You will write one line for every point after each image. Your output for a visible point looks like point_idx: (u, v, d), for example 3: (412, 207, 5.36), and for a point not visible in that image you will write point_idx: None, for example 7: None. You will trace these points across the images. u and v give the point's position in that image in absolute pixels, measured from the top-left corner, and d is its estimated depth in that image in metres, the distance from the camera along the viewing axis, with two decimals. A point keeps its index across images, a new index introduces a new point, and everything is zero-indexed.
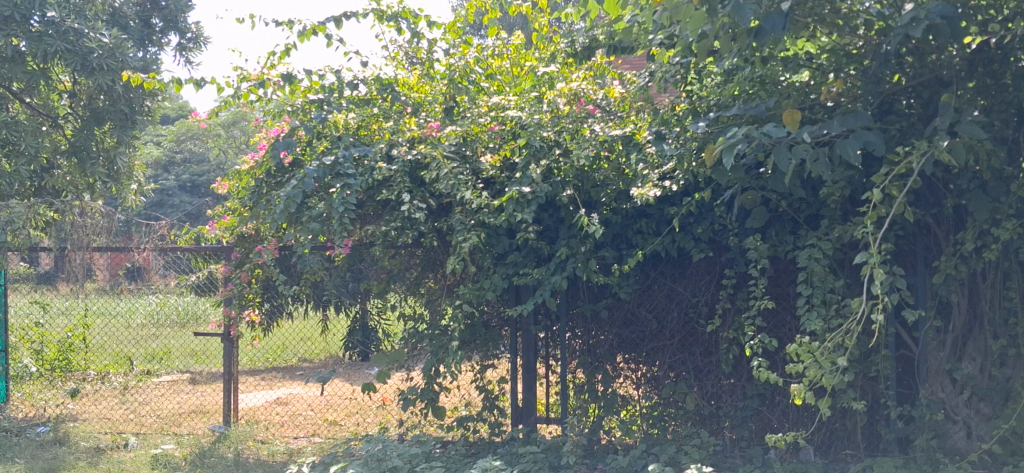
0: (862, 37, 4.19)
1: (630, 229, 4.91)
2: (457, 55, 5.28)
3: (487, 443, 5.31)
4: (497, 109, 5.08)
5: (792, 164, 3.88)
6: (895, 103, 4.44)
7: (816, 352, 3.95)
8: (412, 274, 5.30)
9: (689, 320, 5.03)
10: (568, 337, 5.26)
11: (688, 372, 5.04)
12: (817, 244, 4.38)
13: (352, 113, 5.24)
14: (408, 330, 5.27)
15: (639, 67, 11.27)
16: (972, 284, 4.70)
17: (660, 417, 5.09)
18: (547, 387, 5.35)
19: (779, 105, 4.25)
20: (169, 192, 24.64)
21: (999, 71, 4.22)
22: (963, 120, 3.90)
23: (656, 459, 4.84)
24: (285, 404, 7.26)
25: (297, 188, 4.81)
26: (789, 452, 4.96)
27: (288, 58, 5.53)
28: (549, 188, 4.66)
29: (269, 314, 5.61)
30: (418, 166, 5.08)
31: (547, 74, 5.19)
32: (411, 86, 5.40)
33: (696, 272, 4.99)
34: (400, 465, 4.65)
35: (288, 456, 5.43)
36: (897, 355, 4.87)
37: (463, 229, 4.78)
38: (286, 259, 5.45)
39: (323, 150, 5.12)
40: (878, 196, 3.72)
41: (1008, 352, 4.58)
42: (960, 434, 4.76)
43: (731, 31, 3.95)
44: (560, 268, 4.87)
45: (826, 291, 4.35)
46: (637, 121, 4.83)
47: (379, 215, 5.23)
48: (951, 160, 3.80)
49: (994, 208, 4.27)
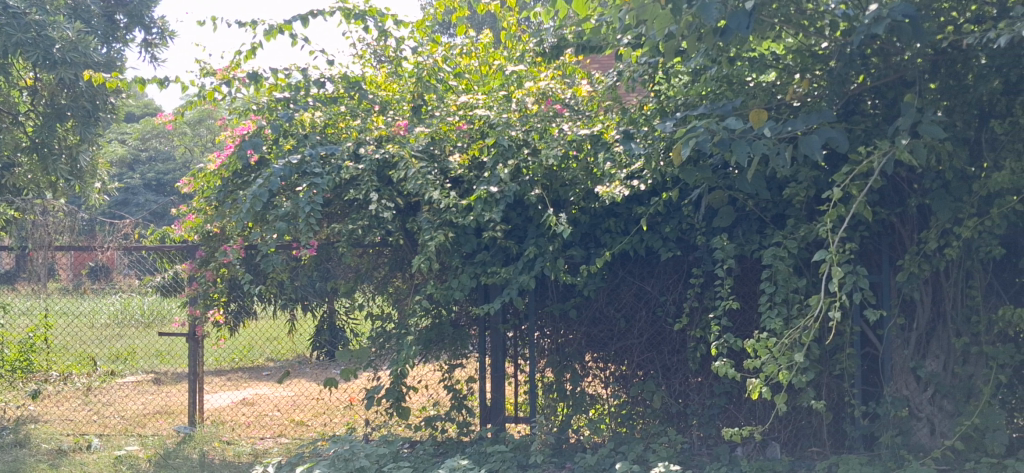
0: (828, 38, 4.25)
1: (599, 229, 4.92)
2: (425, 53, 5.29)
3: (455, 443, 5.29)
4: (466, 108, 5.03)
5: (753, 160, 3.92)
6: (860, 103, 4.49)
7: (774, 349, 3.99)
8: (381, 274, 5.27)
9: (657, 318, 5.05)
10: (537, 336, 5.26)
11: (656, 371, 5.06)
12: (783, 244, 4.40)
13: (318, 111, 5.21)
14: (375, 329, 5.24)
15: (606, 67, 11.21)
16: (935, 283, 4.77)
17: (629, 416, 5.10)
18: (515, 386, 5.36)
19: (746, 105, 4.32)
20: (134, 191, 24.55)
21: (961, 71, 4.27)
22: (924, 120, 3.95)
23: (624, 457, 4.86)
24: (250, 405, 7.20)
25: (262, 187, 4.78)
26: (756, 450, 4.99)
27: (254, 58, 5.48)
28: (517, 187, 4.66)
29: (234, 315, 5.54)
30: (385, 165, 5.05)
31: (516, 74, 5.22)
32: (379, 84, 5.39)
33: (665, 270, 5.01)
34: (367, 464, 4.64)
35: (254, 457, 5.39)
36: (862, 352, 4.91)
37: (431, 228, 4.77)
38: (252, 258, 5.39)
39: (290, 148, 5.14)
40: (837, 195, 3.79)
41: (970, 349, 4.65)
42: (924, 431, 4.82)
43: (698, 31, 3.98)
44: (529, 267, 4.86)
45: (789, 290, 4.38)
46: (605, 120, 4.85)
47: (346, 214, 5.20)
48: (912, 160, 3.87)
49: (956, 208, 4.32)
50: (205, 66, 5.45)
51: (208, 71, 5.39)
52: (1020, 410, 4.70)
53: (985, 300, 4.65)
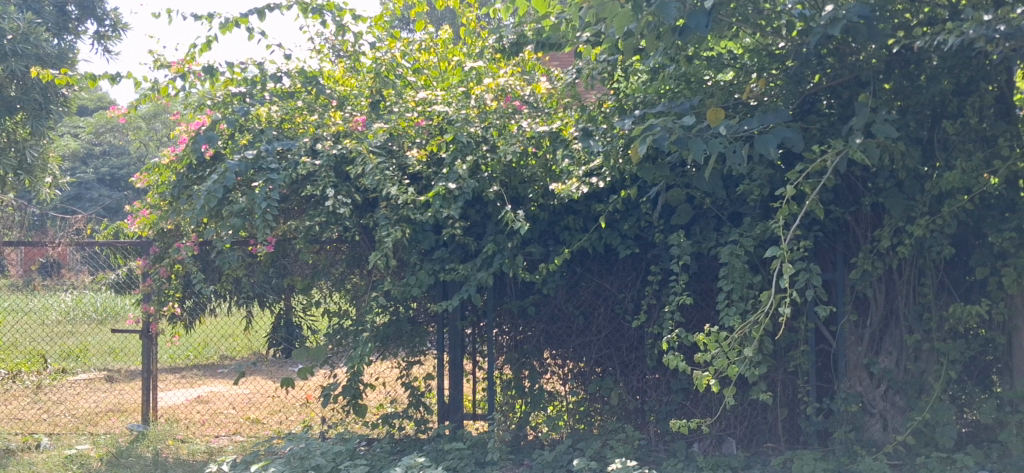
0: (785, 38, 4.30)
1: (558, 226, 4.91)
2: (384, 49, 5.26)
3: (412, 440, 5.26)
4: (424, 104, 5.00)
5: (708, 157, 3.95)
6: (816, 103, 4.52)
7: (725, 344, 4.03)
8: (338, 270, 5.23)
9: (616, 315, 5.08)
10: (495, 333, 5.25)
11: (615, 368, 5.08)
12: (739, 241, 4.43)
13: (274, 106, 5.13)
14: (332, 326, 5.22)
15: (567, 64, 11.16)
16: (888, 281, 4.83)
17: (587, 412, 5.12)
18: (474, 383, 5.35)
19: (704, 103, 4.35)
20: (87, 186, 24.17)
21: (915, 72, 4.34)
22: (877, 120, 4.01)
23: (581, 454, 4.88)
24: (204, 403, 7.12)
25: (217, 183, 4.74)
26: (712, 446, 5.03)
27: (210, 51, 5.42)
28: (475, 184, 4.65)
29: (190, 312, 5.48)
30: (343, 161, 5.02)
31: (475, 71, 5.17)
32: (337, 79, 5.34)
33: (623, 267, 5.04)
34: (323, 462, 4.60)
35: (209, 455, 5.33)
36: (817, 349, 4.96)
37: (388, 224, 4.74)
38: (206, 255, 5.35)
39: (246, 143, 5.06)
40: (790, 193, 3.82)
41: (922, 346, 4.74)
42: (877, 426, 4.89)
43: (657, 30, 4.00)
44: (488, 264, 4.86)
45: (745, 287, 4.40)
46: (564, 117, 4.85)
47: (303, 210, 5.15)
48: (865, 159, 3.93)
49: (908, 207, 4.38)
50: (158, 58, 5.38)
51: (163, 64, 5.31)
52: (970, 406, 4.79)
53: (937, 298, 4.73)
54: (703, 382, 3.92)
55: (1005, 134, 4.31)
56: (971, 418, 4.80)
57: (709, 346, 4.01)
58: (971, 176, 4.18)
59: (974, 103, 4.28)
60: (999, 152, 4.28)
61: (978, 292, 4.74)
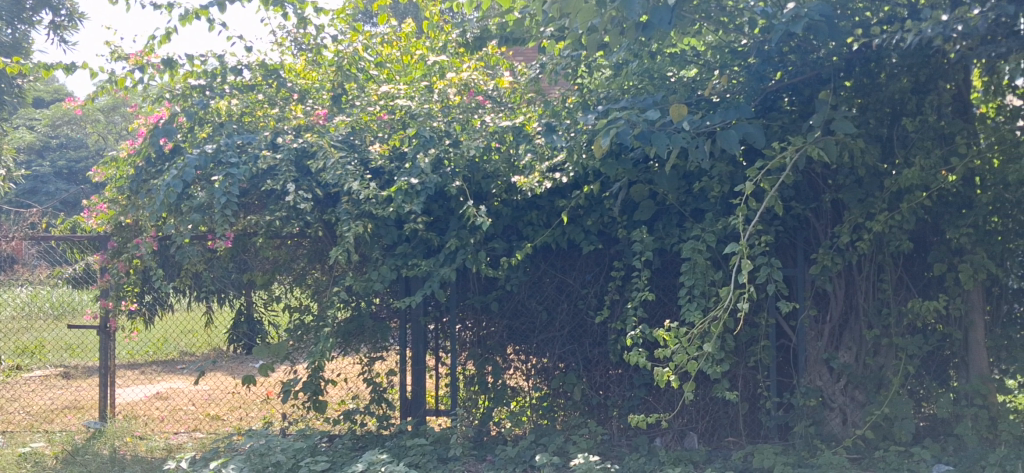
0: (747, 36, 4.34)
1: (521, 221, 4.89)
2: (346, 42, 5.20)
3: (375, 436, 5.23)
4: (387, 98, 5.00)
5: (670, 152, 3.97)
6: (777, 100, 4.55)
7: (684, 339, 4.04)
8: (299, 266, 5.21)
9: (579, 311, 5.08)
10: (459, 329, 5.24)
11: (578, 363, 5.09)
12: (701, 237, 4.45)
13: (235, 99, 5.13)
14: (293, 321, 5.20)
15: (529, 58, 11.15)
16: (847, 277, 4.88)
17: (551, 408, 5.11)
18: (436, 379, 5.34)
19: (667, 99, 4.36)
20: (43, 180, 23.75)
21: (875, 70, 4.39)
22: (836, 118, 4.06)
23: (544, 449, 4.88)
24: (163, 399, 7.05)
25: (177, 177, 4.69)
26: (674, 441, 5.05)
27: (169, 42, 5.33)
28: (438, 178, 4.62)
29: (150, 307, 5.42)
30: (304, 155, 4.98)
31: (438, 64, 5.17)
32: (298, 72, 5.25)
33: (586, 263, 5.04)
34: (283, 459, 4.57)
35: (168, 452, 5.27)
36: (778, 344, 5.00)
37: (349, 218, 4.70)
38: (165, 249, 5.28)
39: (205, 137, 5.12)
40: (749, 189, 3.85)
41: (881, 341, 4.80)
42: (836, 421, 4.92)
43: (620, 26, 4.01)
44: (450, 260, 4.84)
45: (707, 283, 4.42)
46: (527, 113, 4.94)
47: (264, 205, 5.10)
48: (824, 156, 3.97)
49: (868, 204, 4.43)
50: (115, 50, 5.29)
51: (120, 55, 5.23)
52: (927, 400, 4.85)
53: (896, 293, 4.79)
54: (664, 378, 3.92)
55: (962, 133, 4.38)
56: (929, 412, 4.86)
57: (669, 341, 4.02)
58: (930, 173, 4.22)
59: (933, 101, 4.34)
60: (956, 150, 4.34)
61: (936, 288, 4.79)
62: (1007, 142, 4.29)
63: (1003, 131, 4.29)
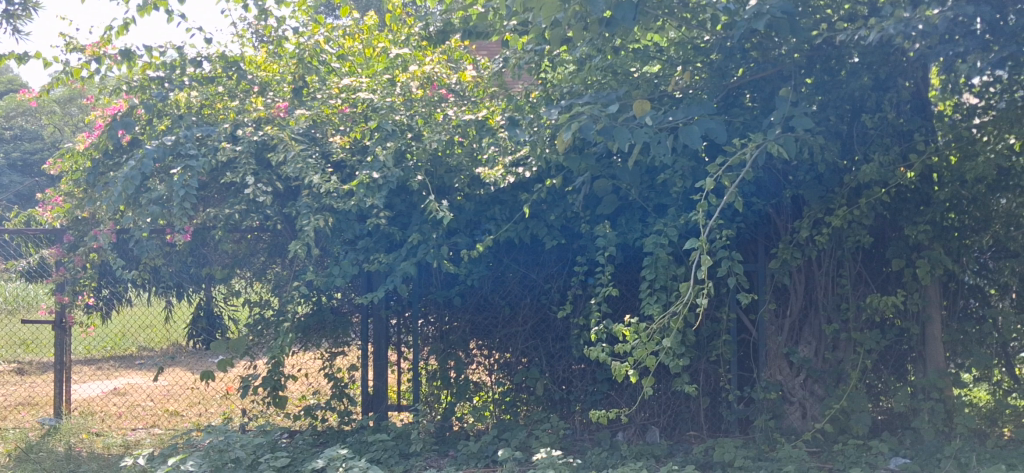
0: (709, 32, 4.35)
1: (483, 216, 4.88)
2: (308, 34, 5.15)
3: (335, 432, 5.19)
4: (348, 90, 4.88)
5: (632, 147, 3.98)
6: (739, 97, 4.57)
7: (644, 333, 4.04)
8: (259, 260, 5.16)
9: (542, 306, 5.07)
10: (421, 324, 5.23)
11: (541, 358, 5.08)
12: (663, 232, 4.47)
13: (194, 91, 5.08)
14: (253, 316, 5.11)
15: (492, 52, 11.15)
16: (807, 272, 4.94)
17: (513, 403, 5.13)
18: (399, 374, 5.29)
19: (630, 95, 4.37)
20: None
21: (835, 67, 4.39)
22: (796, 114, 4.09)
23: (506, 444, 4.88)
24: (121, 395, 6.96)
25: (135, 170, 4.63)
26: (636, 435, 5.07)
27: (127, 33, 5.25)
28: (400, 173, 4.59)
29: (106, 301, 5.39)
30: (264, 148, 4.92)
31: (401, 58, 5.14)
32: (259, 65, 5.18)
33: (549, 258, 5.03)
34: (243, 456, 4.53)
35: (125, 448, 5.20)
36: (739, 338, 5.04)
37: (309, 212, 4.67)
38: (123, 243, 5.20)
39: (165, 129, 5.06)
40: (709, 184, 3.86)
41: (839, 335, 4.86)
42: (796, 414, 4.98)
43: (584, 20, 4.00)
44: (412, 254, 4.81)
45: (668, 277, 4.43)
46: (490, 106, 4.90)
47: (223, 198, 5.05)
48: (783, 152, 3.99)
49: (827, 200, 4.47)
50: (70, 41, 5.21)
51: (75, 46, 5.14)
52: (885, 393, 4.92)
53: (855, 288, 4.84)
54: (622, 372, 3.90)
55: (920, 130, 4.44)
56: (887, 405, 4.93)
57: (628, 337, 4.01)
58: (888, 169, 4.28)
59: (892, 98, 4.38)
60: (915, 147, 4.39)
61: (894, 283, 4.85)
62: (963, 140, 4.36)
63: (960, 129, 4.37)
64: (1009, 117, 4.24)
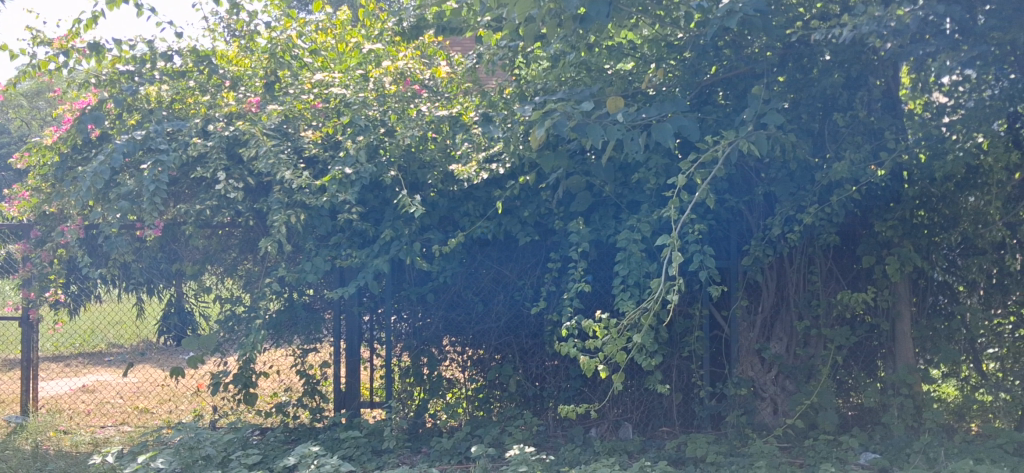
0: (682, 29, 4.38)
1: (457, 211, 4.88)
2: (280, 29, 5.08)
3: (307, 429, 5.18)
4: (321, 86, 4.89)
5: (606, 144, 4.00)
6: (712, 94, 4.59)
7: (615, 329, 4.05)
8: (231, 256, 5.14)
9: (515, 302, 5.07)
10: (394, 320, 5.18)
11: (514, 354, 5.09)
12: (636, 228, 4.48)
13: (165, 85, 5.06)
14: (224, 312, 5.06)
15: (467, 49, 11.12)
16: (779, 269, 4.96)
17: (486, 399, 5.13)
18: (372, 371, 5.23)
19: (604, 92, 4.39)
20: None
21: (808, 66, 4.42)
22: (768, 112, 4.11)
23: (479, 441, 4.89)
24: (90, 392, 6.90)
25: (104, 164, 4.58)
26: (609, 431, 5.09)
27: (95, 27, 5.18)
28: (373, 168, 4.58)
29: (75, 297, 5.29)
30: (236, 143, 4.88)
31: (374, 53, 5.09)
32: (230, 59, 5.09)
33: (523, 255, 5.03)
34: (213, 453, 4.50)
35: (94, 446, 5.16)
36: (711, 335, 5.07)
37: (280, 207, 4.64)
38: (91, 239, 5.14)
39: (134, 124, 5.01)
40: (681, 181, 3.88)
41: (810, 332, 4.89)
42: (767, 410, 5.01)
43: (558, 17, 3.99)
44: (385, 250, 4.80)
45: (641, 273, 4.45)
46: (464, 102, 4.91)
47: (194, 194, 5.01)
48: (754, 150, 4.02)
49: (798, 197, 4.49)
50: (38, 34, 5.14)
51: (42, 40, 5.08)
52: (855, 389, 4.96)
53: (826, 285, 4.87)
54: (592, 367, 3.89)
55: (892, 128, 4.45)
56: (857, 401, 4.98)
57: (599, 332, 4.00)
58: (859, 167, 4.30)
59: (863, 97, 4.41)
60: (885, 145, 4.42)
61: (865, 280, 4.89)
62: (933, 138, 4.33)
63: (929, 127, 4.33)
64: (979, 116, 4.30)
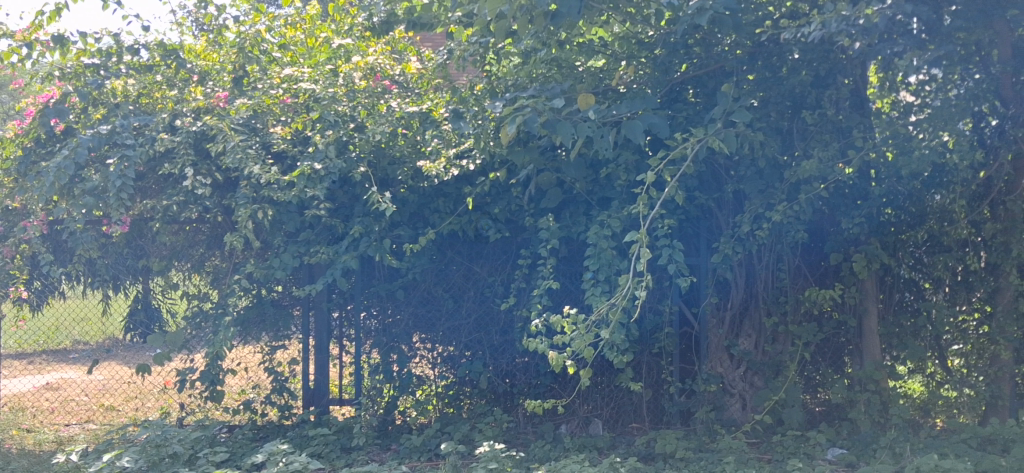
0: (653, 27, 4.39)
1: (427, 208, 4.86)
2: (248, 23, 5.02)
3: (275, 427, 5.17)
4: (289, 80, 4.82)
5: (576, 141, 4.01)
6: (682, 92, 4.60)
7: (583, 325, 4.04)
8: (198, 252, 5.11)
9: (485, 299, 5.07)
10: (364, 317, 5.16)
11: (484, 350, 5.07)
12: (606, 224, 4.48)
13: (131, 79, 5.00)
14: (191, 308, 5.04)
15: (437, 44, 11.07)
16: (748, 266, 4.96)
17: (456, 396, 5.12)
18: (340, 368, 5.24)
19: (575, 88, 4.42)
20: None
21: (777, 64, 4.44)
22: (737, 110, 4.14)
23: (449, 438, 4.89)
24: (55, 390, 6.83)
25: (68, 159, 4.52)
26: (579, 427, 5.11)
27: (59, 19, 5.10)
28: (342, 164, 4.55)
29: (38, 294, 5.24)
30: (203, 138, 4.83)
31: (344, 47, 5.03)
32: (198, 53, 5.09)
33: (493, 251, 5.03)
34: (180, 451, 4.46)
35: (58, 444, 5.09)
36: (681, 331, 5.09)
37: (247, 203, 4.60)
38: (55, 235, 5.06)
39: (100, 118, 4.93)
40: (650, 178, 3.89)
41: (778, 329, 4.92)
42: (736, 406, 5.04)
43: (529, 13, 3.99)
44: (353, 247, 4.78)
45: (611, 270, 4.46)
46: (434, 99, 4.91)
47: (161, 190, 4.95)
48: (723, 148, 4.04)
49: (767, 194, 4.53)
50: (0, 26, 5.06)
51: (5, 32, 4.99)
52: (823, 385, 5.01)
53: (794, 282, 4.90)
54: (560, 363, 3.87)
55: (860, 126, 4.47)
56: (824, 397, 5.02)
57: (567, 329, 3.99)
58: (828, 165, 4.33)
59: (831, 95, 4.44)
60: (853, 143, 4.45)
61: (832, 277, 4.92)
62: (900, 137, 4.35)
63: (897, 126, 4.35)
64: (945, 115, 4.32)
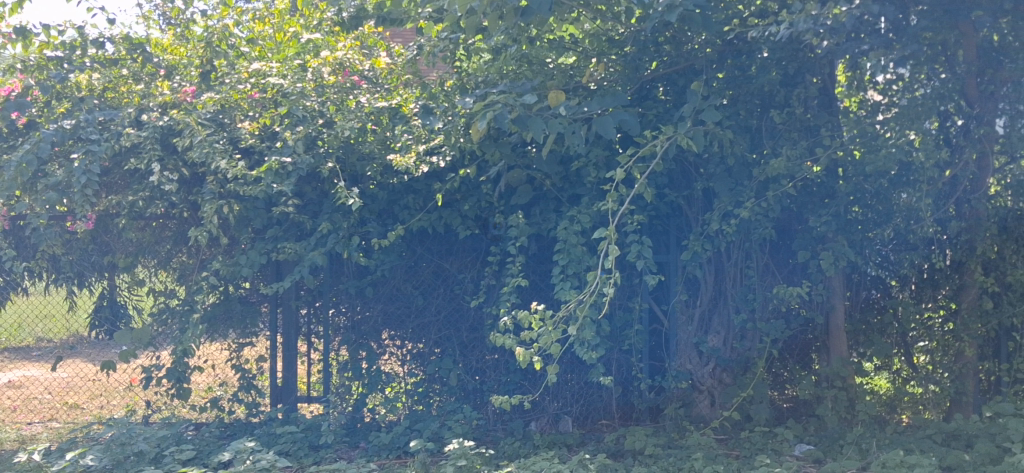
0: (623, 24, 4.39)
1: (397, 205, 4.83)
2: (216, 17, 4.97)
3: (243, 424, 5.11)
4: (257, 75, 4.78)
5: (547, 137, 3.99)
6: (652, 89, 4.60)
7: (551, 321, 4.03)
8: (164, 248, 5.04)
9: (455, 296, 5.07)
10: (332, 314, 5.12)
11: (454, 348, 5.06)
12: (576, 222, 4.48)
13: (96, 73, 4.93)
14: (158, 305, 5.00)
15: (406, 38, 11.00)
16: (717, 264, 5.02)
17: (426, 393, 5.07)
18: (309, 365, 5.19)
19: (545, 85, 4.42)
20: None
21: (745, 62, 4.47)
22: (706, 108, 4.15)
23: (418, 435, 4.87)
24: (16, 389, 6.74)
25: (30, 153, 4.45)
26: (549, 424, 5.10)
27: (22, 10, 5.02)
28: (311, 160, 4.52)
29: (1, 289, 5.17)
30: (170, 132, 4.76)
31: (312, 43, 5.00)
32: (165, 47, 5.02)
33: (463, 248, 5.03)
34: (146, 449, 4.41)
35: (19, 443, 5.02)
36: (650, 328, 5.10)
37: (213, 199, 4.56)
38: (18, 230, 4.97)
39: (63, 112, 4.80)
40: (619, 175, 3.90)
41: (746, 326, 4.95)
42: (704, 403, 5.08)
43: (499, 9, 3.98)
44: (321, 243, 4.74)
45: (580, 267, 4.47)
46: (404, 93, 4.78)
47: (127, 185, 4.90)
48: (692, 146, 4.04)
49: (736, 192, 4.55)
50: None
51: None
52: (790, 382, 5.04)
53: (762, 279, 4.92)
54: (528, 359, 3.87)
55: (828, 125, 4.51)
56: (792, 393, 5.05)
57: (535, 325, 3.98)
58: (796, 163, 4.37)
59: (800, 93, 4.47)
60: (821, 142, 4.48)
61: (800, 274, 4.94)
62: (868, 135, 4.42)
63: (864, 125, 4.42)
64: (911, 115, 4.42)
